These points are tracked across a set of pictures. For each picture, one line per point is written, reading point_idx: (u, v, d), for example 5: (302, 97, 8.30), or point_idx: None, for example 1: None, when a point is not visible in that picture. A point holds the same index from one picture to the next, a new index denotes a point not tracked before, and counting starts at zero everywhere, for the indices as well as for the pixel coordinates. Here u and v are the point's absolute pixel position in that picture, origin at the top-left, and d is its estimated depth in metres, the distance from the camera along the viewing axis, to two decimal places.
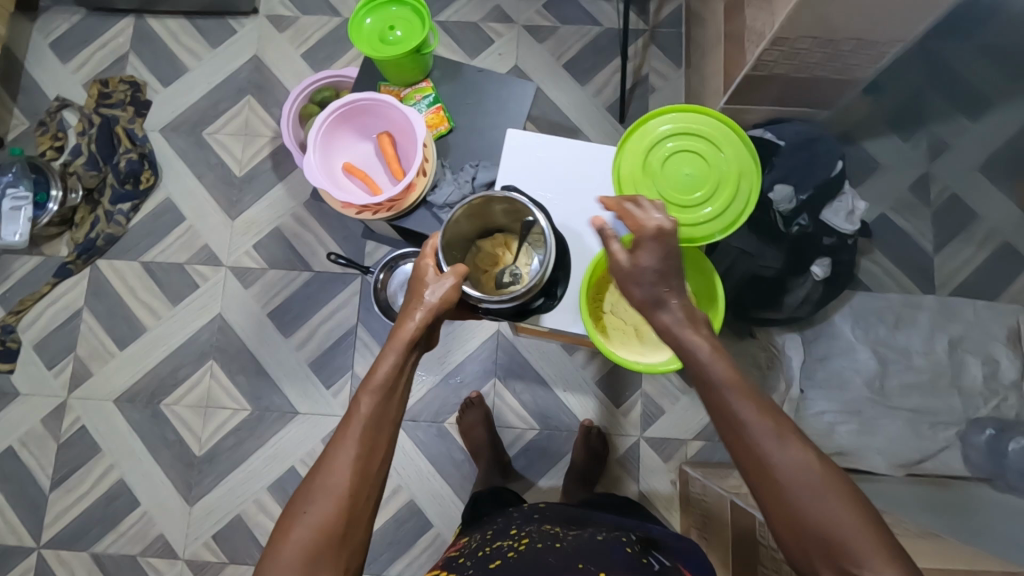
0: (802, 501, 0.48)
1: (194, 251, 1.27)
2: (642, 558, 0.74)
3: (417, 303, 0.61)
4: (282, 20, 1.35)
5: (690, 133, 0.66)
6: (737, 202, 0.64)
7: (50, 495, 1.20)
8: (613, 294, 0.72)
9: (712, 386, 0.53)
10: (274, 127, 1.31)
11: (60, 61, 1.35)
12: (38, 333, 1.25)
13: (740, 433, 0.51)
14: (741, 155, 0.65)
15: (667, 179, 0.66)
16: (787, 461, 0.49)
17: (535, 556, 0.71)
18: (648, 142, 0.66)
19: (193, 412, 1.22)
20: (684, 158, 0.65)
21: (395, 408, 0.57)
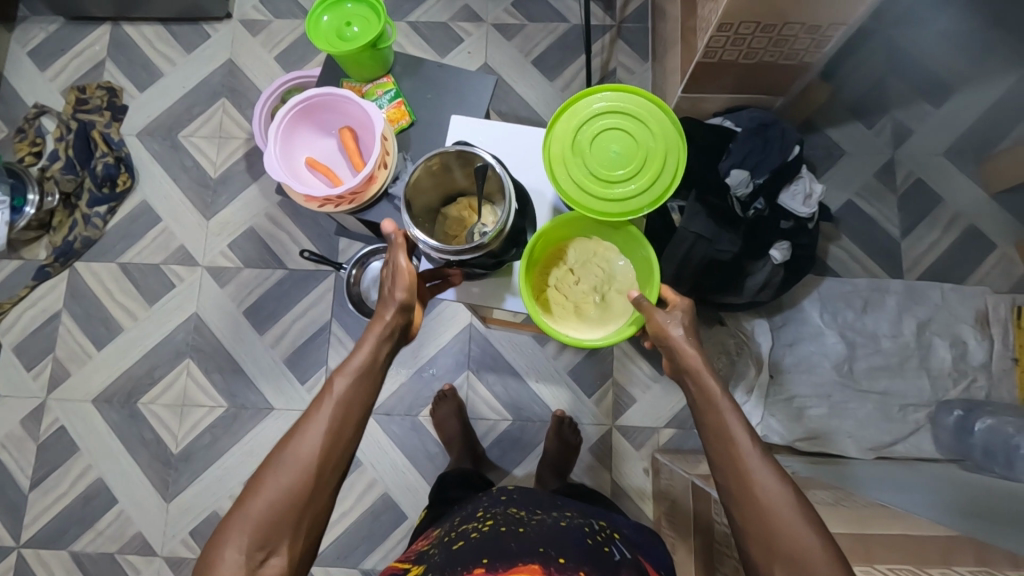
0: (784, 524, 0.53)
1: (170, 252, 1.29)
2: (601, 544, 0.74)
3: (392, 293, 0.65)
4: (255, 24, 1.37)
5: (621, 112, 0.67)
6: (663, 179, 0.66)
7: (29, 495, 1.21)
8: (560, 270, 0.74)
9: (716, 412, 0.59)
10: (248, 129, 1.33)
11: (39, 70, 1.38)
12: (17, 336, 1.27)
13: (735, 457, 0.57)
14: (669, 135, 0.67)
15: (597, 156, 0.67)
16: (774, 488, 0.55)
17: (497, 541, 0.71)
18: (581, 120, 0.68)
19: (170, 411, 1.23)
20: (614, 135, 0.67)
21: (369, 393, 0.61)
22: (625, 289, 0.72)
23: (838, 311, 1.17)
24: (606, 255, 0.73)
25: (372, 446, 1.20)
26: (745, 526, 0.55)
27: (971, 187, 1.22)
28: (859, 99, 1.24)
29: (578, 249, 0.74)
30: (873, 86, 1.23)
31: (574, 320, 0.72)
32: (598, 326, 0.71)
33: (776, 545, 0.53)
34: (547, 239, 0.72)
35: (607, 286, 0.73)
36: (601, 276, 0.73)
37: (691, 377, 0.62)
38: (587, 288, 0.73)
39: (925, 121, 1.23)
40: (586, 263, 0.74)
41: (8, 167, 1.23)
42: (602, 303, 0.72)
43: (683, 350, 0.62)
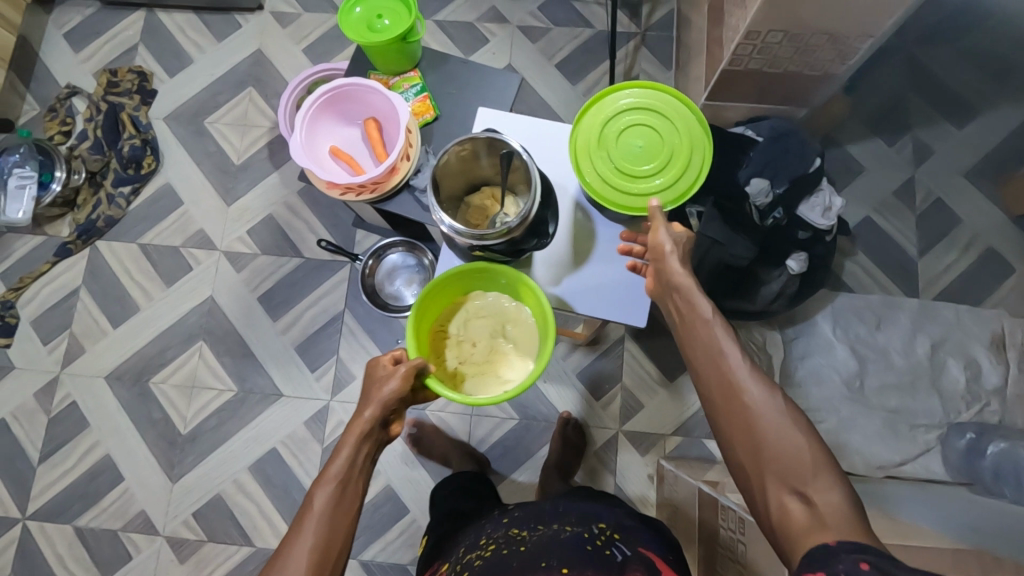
0: (767, 424, 0.53)
1: (188, 235, 1.31)
2: (603, 547, 0.74)
3: (368, 395, 0.65)
4: (285, 17, 1.40)
5: (646, 111, 0.70)
6: (688, 172, 0.67)
7: (37, 468, 1.23)
8: (454, 347, 0.75)
9: (704, 326, 0.59)
10: (272, 118, 1.35)
11: (73, 51, 1.41)
12: (35, 310, 1.29)
13: (722, 367, 0.57)
14: (695, 132, 0.69)
15: (622, 152, 0.69)
16: (758, 391, 0.55)
17: (500, 562, 0.72)
18: (604, 118, 0.71)
19: (179, 391, 1.24)
20: (639, 131, 0.69)
21: (351, 501, 0.61)
22: (516, 317, 0.74)
23: (850, 326, 1.17)
24: (478, 305, 0.75)
25: None
26: (732, 433, 0.55)
27: (990, 210, 1.21)
28: (881, 116, 1.24)
29: (459, 317, 0.76)
30: (896, 103, 1.23)
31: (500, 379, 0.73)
32: (522, 365, 0.73)
33: (762, 448, 0.53)
34: (421, 330, 0.73)
35: (502, 328, 0.74)
36: (489, 323, 0.75)
37: (675, 290, 0.62)
38: (488, 341, 0.74)
39: (947, 141, 1.22)
40: (467, 325, 0.75)
41: (38, 144, 1.28)
42: (509, 340, 0.74)
43: (668, 264, 0.63)
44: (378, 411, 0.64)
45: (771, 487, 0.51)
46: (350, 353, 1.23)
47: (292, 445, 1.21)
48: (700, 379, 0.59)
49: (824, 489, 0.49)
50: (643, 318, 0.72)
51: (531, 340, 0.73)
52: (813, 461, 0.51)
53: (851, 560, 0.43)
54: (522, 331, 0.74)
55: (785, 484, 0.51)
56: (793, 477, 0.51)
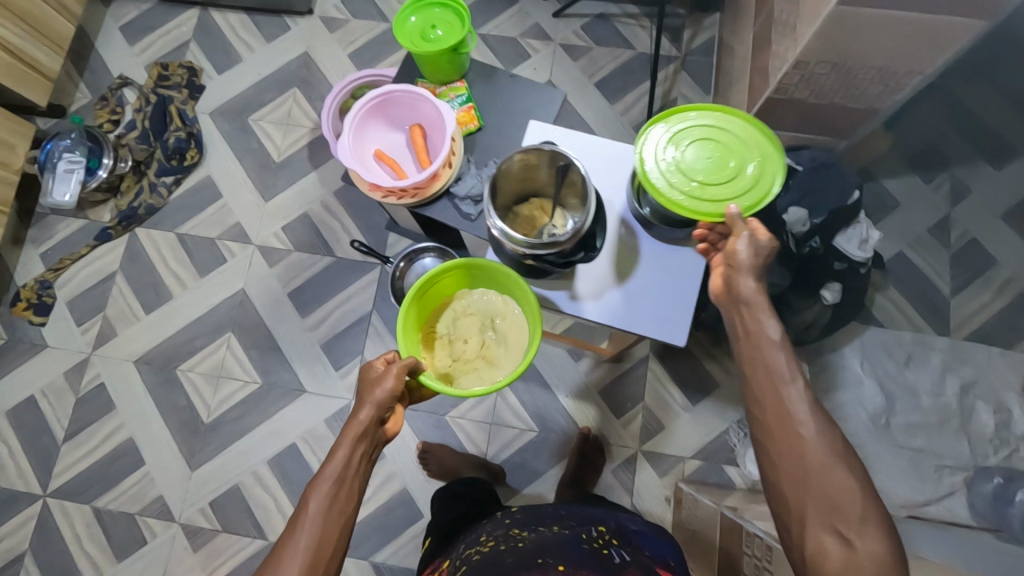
0: (819, 460, 0.52)
1: (225, 228, 1.33)
2: (600, 550, 0.74)
3: (364, 397, 0.65)
4: (334, 22, 1.43)
5: (709, 126, 0.71)
6: (764, 185, 0.67)
7: (62, 446, 1.25)
8: (444, 346, 0.79)
9: (767, 350, 0.58)
10: (315, 119, 1.38)
11: (127, 44, 1.46)
12: (72, 291, 1.32)
13: (780, 394, 0.56)
14: (760, 145, 0.69)
15: (691, 161, 0.69)
16: (814, 426, 0.54)
17: (497, 558, 0.73)
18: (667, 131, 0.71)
19: (205, 380, 1.26)
20: (709, 144, 0.70)
21: (346, 502, 0.61)
22: (502, 312, 0.78)
23: (879, 362, 1.17)
24: (465, 305, 0.80)
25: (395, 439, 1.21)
26: (779, 461, 0.54)
27: None
28: (919, 152, 1.24)
29: (448, 314, 0.80)
30: (935, 141, 1.23)
31: (491, 372, 0.77)
32: (511, 356, 0.76)
33: (810, 482, 0.52)
34: (413, 330, 0.77)
35: (490, 324, 0.78)
36: (476, 321, 0.79)
37: (746, 306, 0.61)
38: (477, 337, 0.78)
39: None
40: (456, 324, 0.80)
41: (89, 132, 1.31)
42: (498, 334, 0.78)
43: (737, 277, 0.62)
44: (373, 414, 0.64)
45: (811, 523, 0.50)
46: (375, 354, 1.25)
47: (312, 441, 1.22)
48: (754, 402, 0.57)
49: (868, 537, 0.48)
50: (682, 337, 0.72)
51: (519, 334, 0.76)
52: (862, 507, 0.50)
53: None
54: (510, 325, 0.77)
55: (828, 523, 0.50)
56: (838, 518, 0.50)
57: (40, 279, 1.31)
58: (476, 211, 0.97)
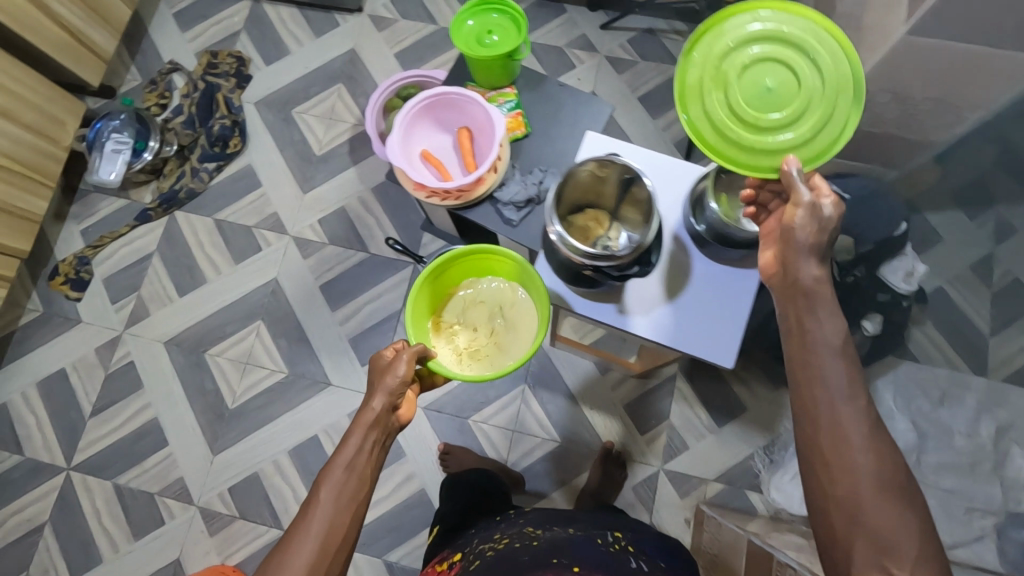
0: (873, 491, 0.51)
1: (263, 217, 1.35)
2: (614, 555, 0.73)
3: (375, 387, 0.68)
4: (382, 21, 1.45)
5: (786, 41, 0.64)
6: (826, 125, 0.65)
7: (89, 421, 1.26)
8: (454, 336, 0.83)
9: (828, 363, 0.56)
10: (357, 116, 1.40)
11: (180, 30, 1.48)
12: (109, 269, 1.34)
13: (837, 414, 0.54)
14: (842, 70, 0.64)
15: (749, 93, 0.65)
16: (870, 455, 0.52)
17: (510, 553, 0.71)
18: (732, 48, 0.66)
19: (233, 366, 1.27)
20: (766, 67, 0.65)
21: (357, 487, 0.62)
22: (510, 299, 0.83)
23: (912, 398, 1.16)
24: (472, 295, 0.85)
25: (416, 439, 1.21)
26: (829, 486, 0.53)
27: None
28: None
29: (457, 305, 0.85)
30: None
31: (503, 357, 0.81)
32: (520, 340, 0.81)
33: (862, 512, 0.51)
34: (423, 318, 0.82)
35: (499, 311, 0.83)
36: (484, 309, 0.84)
37: (807, 306, 0.59)
38: (486, 324, 0.83)
39: None
40: (465, 313, 0.85)
41: (136, 113, 1.35)
42: (506, 320, 0.82)
43: (799, 271, 0.60)
44: (384, 401, 0.67)
45: (857, 554, 0.50)
46: None
47: (334, 435, 1.22)
48: (807, 420, 0.56)
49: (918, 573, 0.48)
50: (728, 360, 0.72)
51: (528, 320, 0.81)
52: (914, 543, 0.49)
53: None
54: (518, 312, 0.82)
55: (878, 556, 0.49)
56: (887, 553, 0.49)
57: (79, 255, 1.34)
58: (518, 218, 0.96)
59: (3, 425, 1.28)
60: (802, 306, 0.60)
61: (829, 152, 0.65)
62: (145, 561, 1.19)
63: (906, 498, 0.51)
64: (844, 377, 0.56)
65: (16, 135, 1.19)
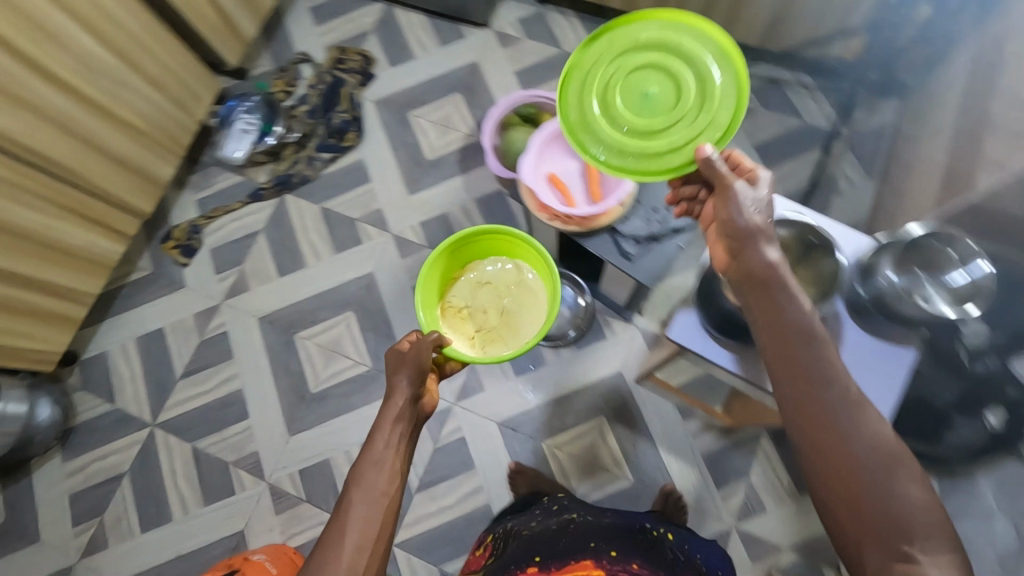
0: (870, 474, 0.55)
1: (367, 212, 1.39)
2: (653, 547, 0.83)
3: (395, 380, 0.71)
4: (507, 39, 1.49)
5: (640, 51, 0.75)
6: (717, 108, 0.73)
7: (178, 382, 1.32)
8: (465, 318, 0.95)
9: (804, 354, 0.60)
10: (471, 127, 1.43)
11: (313, 23, 1.55)
12: (218, 240, 1.40)
13: (818, 402, 0.58)
14: (708, 53, 0.73)
15: (632, 105, 0.75)
16: (858, 437, 0.57)
17: (549, 536, 0.84)
18: (596, 75, 0.76)
19: (320, 352, 1.31)
20: (642, 80, 0.75)
21: (388, 482, 0.63)
22: (512, 278, 0.97)
23: None
24: (477, 275, 0.98)
25: (488, 453, 1.21)
26: (827, 480, 0.57)
27: None
28: None
29: (464, 285, 0.97)
30: None
31: (516, 332, 0.93)
32: (532, 314, 0.95)
33: (863, 500, 0.55)
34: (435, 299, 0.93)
35: (505, 289, 0.97)
36: (490, 290, 0.97)
37: (775, 298, 0.62)
38: (494, 303, 0.96)
39: None
40: (474, 294, 0.97)
41: (267, 99, 1.44)
42: (514, 295, 0.96)
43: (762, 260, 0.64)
44: (407, 391, 0.70)
45: (869, 542, 0.54)
46: (484, 365, 1.26)
47: None
48: (800, 414, 0.59)
49: (929, 552, 0.51)
50: None
51: (536, 297, 0.95)
52: (919, 522, 0.53)
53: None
54: (524, 290, 0.96)
55: (887, 537, 0.53)
56: (898, 534, 0.53)
57: (193, 223, 1.41)
58: (636, 252, 0.97)
59: (99, 373, 1.34)
60: (769, 299, 0.63)
61: (733, 126, 0.72)
62: (211, 527, 1.22)
63: (907, 480, 0.54)
64: (822, 362, 0.60)
65: (160, 103, 1.28)
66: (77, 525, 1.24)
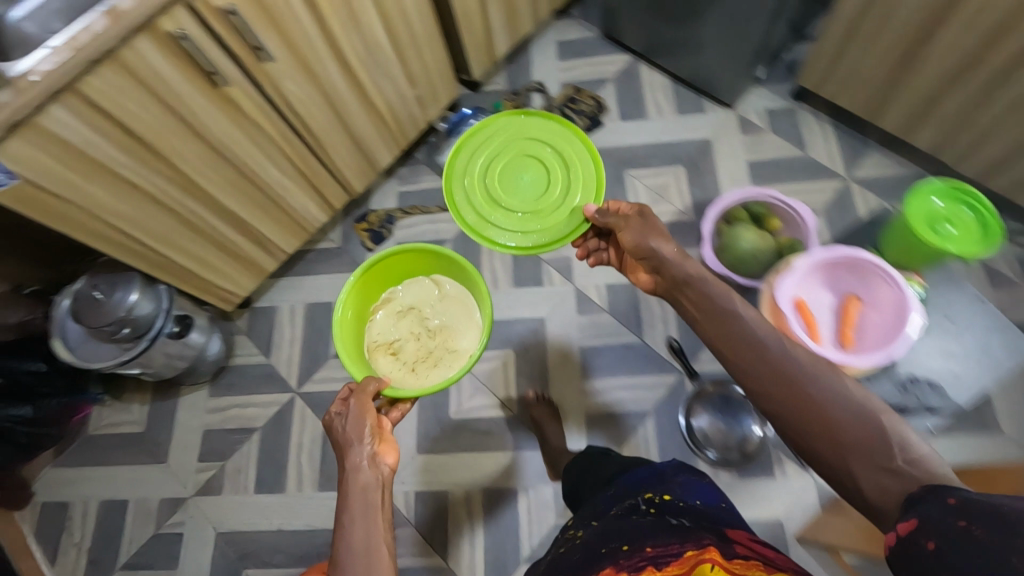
0: (820, 395, 0.62)
1: (557, 256, 1.35)
2: (658, 517, 0.67)
3: (346, 448, 0.74)
4: (750, 126, 1.42)
5: (507, 149, 1.08)
6: (584, 173, 1.05)
7: (330, 359, 1.33)
8: (392, 352, 1.04)
9: (729, 323, 0.72)
10: (686, 204, 1.36)
11: (557, 56, 1.56)
12: (407, 236, 1.43)
13: (765, 360, 0.67)
14: (552, 135, 1.08)
15: (516, 190, 1.05)
16: (797, 367, 0.64)
17: (563, 560, 0.70)
18: (479, 170, 1.07)
19: (469, 380, 1.27)
20: (519, 171, 1.06)
21: (378, 555, 0.64)
22: (430, 294, 1.08)
23: None
24: (396, 302, 1.08)
25: None
26: (791, 422, 0.63)
27: None
28: None
29: (387, 316, 1.07)
30: None
31: (450, 348, 1.03)
32: (466, 320, 1.05)
33: (837, 434, 0.59)
34: (355, 336, 1.02)
35: (429, 307, 1.07)
36: (416, 316, 1.07)
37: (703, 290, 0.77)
38: (422, 325, 1.06)
39: None
40: (399, 324, 1.06)
41: None
42: (441, 306, 1.07)
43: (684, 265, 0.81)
44: (363, 453, 0.73)
45: (858, 471, 0.57)
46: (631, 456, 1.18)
47: (532, 499, 1.18)
48: (752, 377, 0.67)
49: (908, 460, 0.56)
50: None
51: (459, 306, 1.06)
52: (890, 433, 0.58)
53: (944, 495, 0.48)
54: (448, 300, 1.07)
55: (865, 452, 0.57)
56: (876, 453, 0.57)
57: (390, 214, 1.44)
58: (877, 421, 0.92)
59: (263, 324, 1.38)
60: (699, 295, 0.78)
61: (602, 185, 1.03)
62: (318, 514, 1.21)
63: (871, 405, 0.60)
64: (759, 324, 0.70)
65: (407, 96, 1.31)
66: (201, 462, 1.28)
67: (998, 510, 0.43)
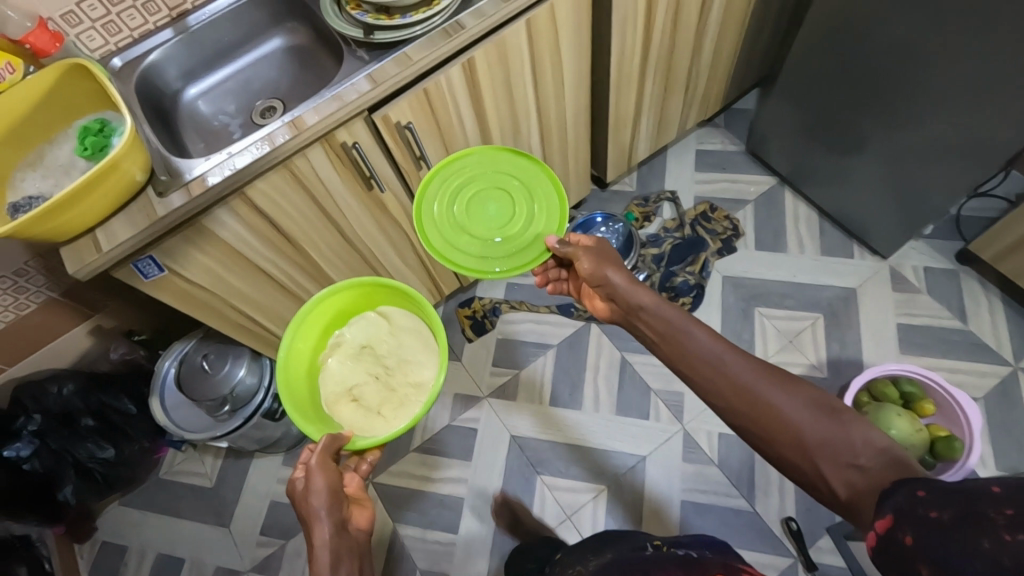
0: (772, 406, 0.57)
1: (668, 389, 1.25)
2: (663, 553, 0.61)
3: (308, 518, 0.62)
4: (903, 281, 1.29)
5: (482, 174, 0.87)
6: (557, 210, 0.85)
7: (410, 452, 1.27)
8: (347, 403, 0.79)
9: (674, 336, 0.67)
10: (820, 359, 1.23)
11: (693, 167, 1.48)
12: (509, 332, 1.35)
13: (715, 379, 0.62)
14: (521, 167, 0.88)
15: (480, 221, 0.85)
16: (740, 369, 0.61)
17: None
18: (448, 196, 0.86)
19: (555, 511, 1.18)
20: (485, 201, 0.86)
21: None
22: (377, 324, 0.84)
23: None
24: (338, 346, 0.83)
25: None
26: (756, 437, 0.59)
27: None
28: None
29: (340, 363, 0.81)
30: None
31: (414, 382, 0.78)
32: (421, 351, 0.81)
33: (801, 437, 0.55)
34: (295, 391, 0.77)
35: (382, 343, 0.83)
36: (368, 358, 0.82)
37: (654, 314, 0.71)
38: (377, 366, 0.81)
39: None
40: (350, 373, 0.81)
41: (629, 231, 1.34)
42: (397, 339, 0.82)
43: (640, 293, 0.72)
44: (330, 525, 0.61)
45: (827, 472, 0.53)
46: None
47: None
48: (700, 388, 0.64)
49: (871, 454, 0.52)
50: None
51: (418, 334, 0.82)
52: (849, 429, 0.54)
53: (913, 486, 0.45)
54: (403, 330, 0.82)
55: (827, 452, 0.53)
56: (840, 451, 0.53)
57: (496, 304, 1.38)
58: None
59: None
60: (654, 318, 0.71)
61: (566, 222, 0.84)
62: None
63: (823, 399, 0.57)
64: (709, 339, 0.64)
65: None
66: (263, 536, 1.23)
67: (963, 492, 0.41)
